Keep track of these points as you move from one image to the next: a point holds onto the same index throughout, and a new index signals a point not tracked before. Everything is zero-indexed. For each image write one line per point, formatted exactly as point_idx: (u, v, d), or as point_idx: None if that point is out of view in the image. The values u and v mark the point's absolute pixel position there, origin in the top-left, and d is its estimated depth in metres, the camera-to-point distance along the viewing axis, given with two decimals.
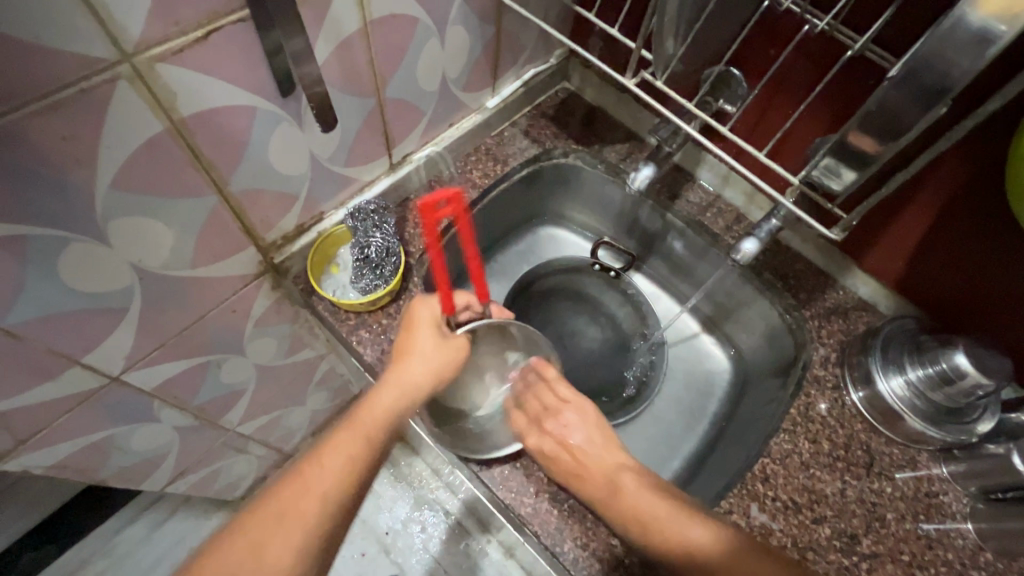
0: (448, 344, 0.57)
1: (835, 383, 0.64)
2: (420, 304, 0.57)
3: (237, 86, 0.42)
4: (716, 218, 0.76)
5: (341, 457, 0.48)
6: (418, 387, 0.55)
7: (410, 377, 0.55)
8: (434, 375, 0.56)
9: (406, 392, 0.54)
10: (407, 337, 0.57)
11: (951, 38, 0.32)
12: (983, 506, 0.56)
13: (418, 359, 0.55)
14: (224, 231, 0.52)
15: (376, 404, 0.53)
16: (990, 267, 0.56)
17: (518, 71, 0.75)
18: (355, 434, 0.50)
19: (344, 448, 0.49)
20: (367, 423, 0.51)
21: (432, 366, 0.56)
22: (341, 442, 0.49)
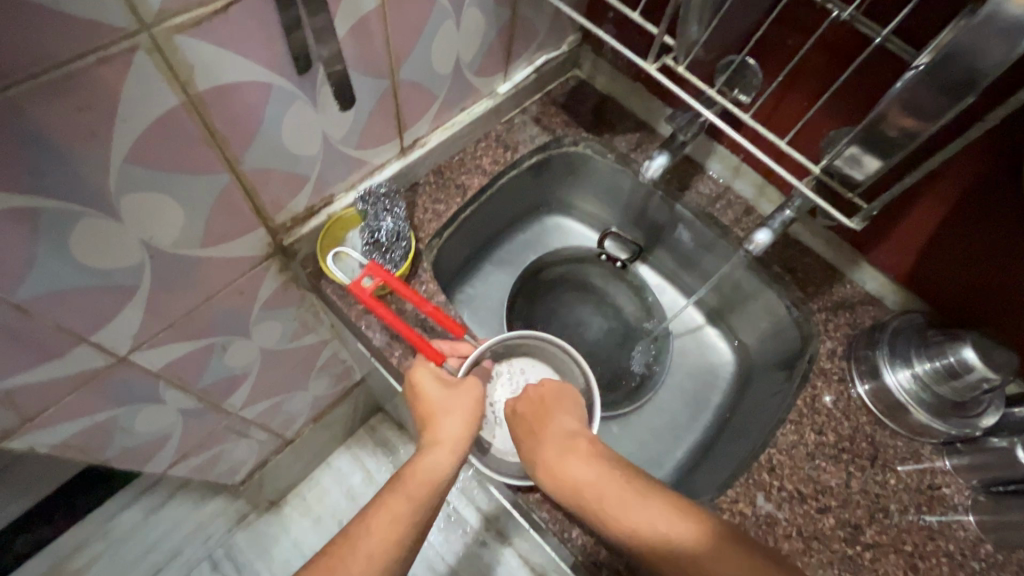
0: (462, 390, 0.57)
1: (842, 376, 0.64)
2: (418, 368, 0.58)
3: (253, 61, 0.41)
4: (726, 209, 0.75)
5: (387, 515, 0.52)
6: (454, 445, 0.55)
7: (444, 439, 0.55)
8: (465, 427, 0.56)
9: (449, 451, 0.55)
10: (420, 402, 0.57)
11: (988, 23, 0.32)
12: (984, 499, 0.57)
13: (441, 418, 0.56)
14: (236, 211, 0.52)
15: (421, 466, 0.54)
16: (1000, 263, 0.56)
17: (530, 57, 0.74)
18: (399, 496, 0.53)
19: (391, 507, 0.52)
20: (411, 483, 0.54)
21: (458, 419, 0.56)
22: (387, 499, 0.53)
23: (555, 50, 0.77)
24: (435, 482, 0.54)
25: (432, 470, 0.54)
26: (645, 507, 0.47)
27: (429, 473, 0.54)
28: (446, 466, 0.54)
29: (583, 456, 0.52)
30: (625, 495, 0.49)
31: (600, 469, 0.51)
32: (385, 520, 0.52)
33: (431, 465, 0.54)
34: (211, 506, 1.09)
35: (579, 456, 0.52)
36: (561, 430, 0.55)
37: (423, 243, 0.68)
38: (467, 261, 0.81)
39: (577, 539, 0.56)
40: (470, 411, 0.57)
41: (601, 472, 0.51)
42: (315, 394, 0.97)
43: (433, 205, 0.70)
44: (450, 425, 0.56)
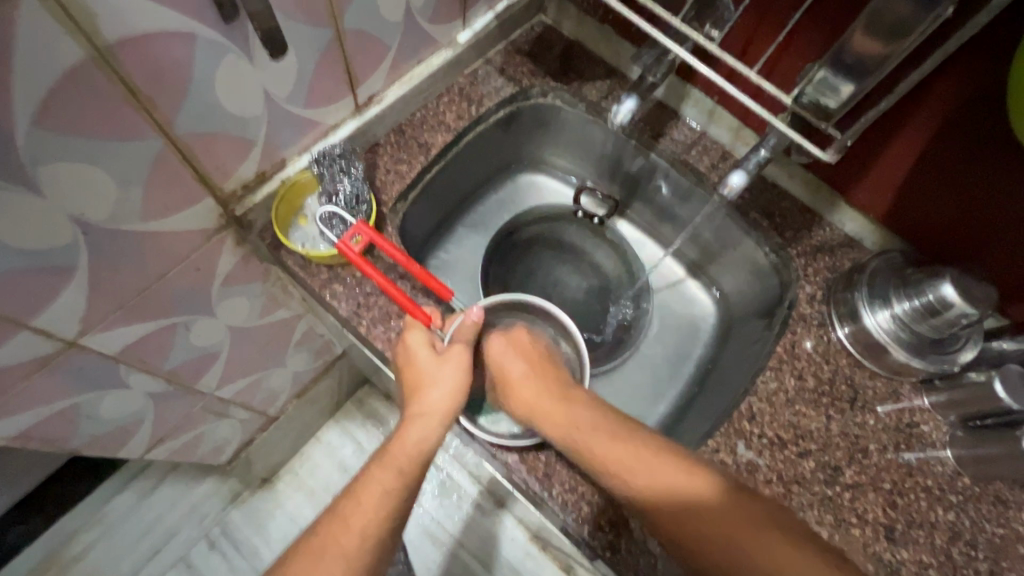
0: (450, 359, 0.55)
1: (822, 321, 0.63)
2: (409, 331, 0.56)
3: (169, 7, 0.37)
4: (703, 155, 0.73)
5: (377, 490, 0.50)
6: (440, 415, 0.54)
7: (428, 410, 0.54)
8: (449, 397, 0.55)
9: (430, 423, 0.54)
10: (408, 370, 0.56)
11: None
12: (961, 434, 0.57)
13: (430, 388, 0.54)
14: (177, 180, 0.48)
15: (406, 439, 0.53)
16: (982, 194, 0.54)
17: (490, 2, 0.70)
18: (388, 470, 0.51)
19: (381, 481, 0.50)
20: (399, 457, 0.52)
21: (446, 390, 0.55)
22: (376, 475, 0.51)
23: None
24: (421, 452, 0.53)
25: (420, 441, 0.53)
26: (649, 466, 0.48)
27: (418, 445, 0.52)
28: (434, 435, 0.54)
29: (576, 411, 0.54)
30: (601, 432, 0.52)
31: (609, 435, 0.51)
32: (377, 496, 0.49)
33: (417, 438, 0.53)
34: (203, 488, 1.09)
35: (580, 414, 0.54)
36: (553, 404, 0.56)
37: (386, 207, 0.65)
38: (439, 224, 0.78)
39: (557, 497, 0.55)
40: (461, 380, 0.55)
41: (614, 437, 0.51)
42: (295, 370, 0.95)
43: (396, 166, 0.67)
44: (441, 395, 0.54)
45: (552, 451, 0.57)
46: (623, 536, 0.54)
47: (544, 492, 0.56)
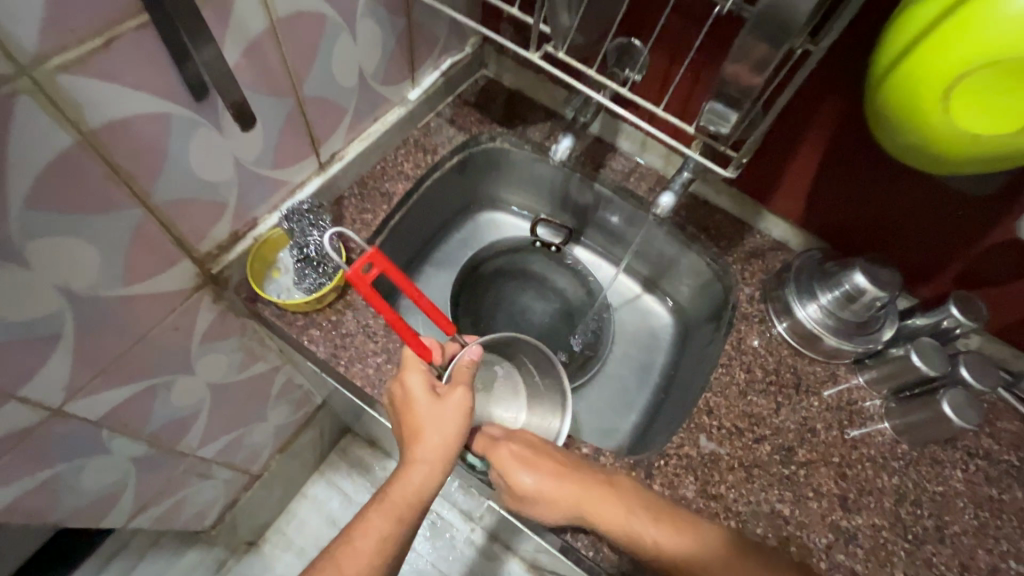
0: (454, 403, 0.55)
1: (761, 318, 0.70)
2: (411, 369, 0.56)
3: (148, 94, 0.42)
4: (640, 181, 0.81)
5: (374, 537, 0.51)
6: (441, 462, 0.54)
7: (430, 455, 0.54)
8: (451, 441, 0.54)
9: (431, 467, 0.54)
10: (408, 414, 0.55)
11: None
12: (893, 404, 0.64)
13: (432, 434, 0.54)
14: (154, 246, 0.51)
15: (405, 483, 0.53)
16: (875, 194, 0.63)
17: (435, 62, 0.77)
18: (386, 516, 0.52)
19: (377, 528, 0.52)
20: (395, 503, 0.53)
21: (448, 434, 0.54)
22: (373, 520, 0.52)
23: (458, 53, 0.80)
24: (421, 500, 0.53)
25: (418, 489, 0.53)
26: (712, 549, 0.51)
27: (417, 491, 0.53)
28: (434, 482, 0.54)
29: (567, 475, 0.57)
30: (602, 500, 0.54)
31: (666, 536, 0.52)
32: (372, 542, 0.51)
33: (416, 483, 0.53)
34: (187, 558, 1.06)
35: (619, 514, 0.53)
36: (579, 493, 0.55)
37: (355, 253, 0.69)
38: (406, 265, 0.83)
39: (539, 507, 0.59)
40: (464, 425, 0.55)
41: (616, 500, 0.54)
42: (276, 423, 0.96)
43: (361, 215, 0.72)
44: (445, 441, 0.54)
45: None
46: (604, 537, 0.57)
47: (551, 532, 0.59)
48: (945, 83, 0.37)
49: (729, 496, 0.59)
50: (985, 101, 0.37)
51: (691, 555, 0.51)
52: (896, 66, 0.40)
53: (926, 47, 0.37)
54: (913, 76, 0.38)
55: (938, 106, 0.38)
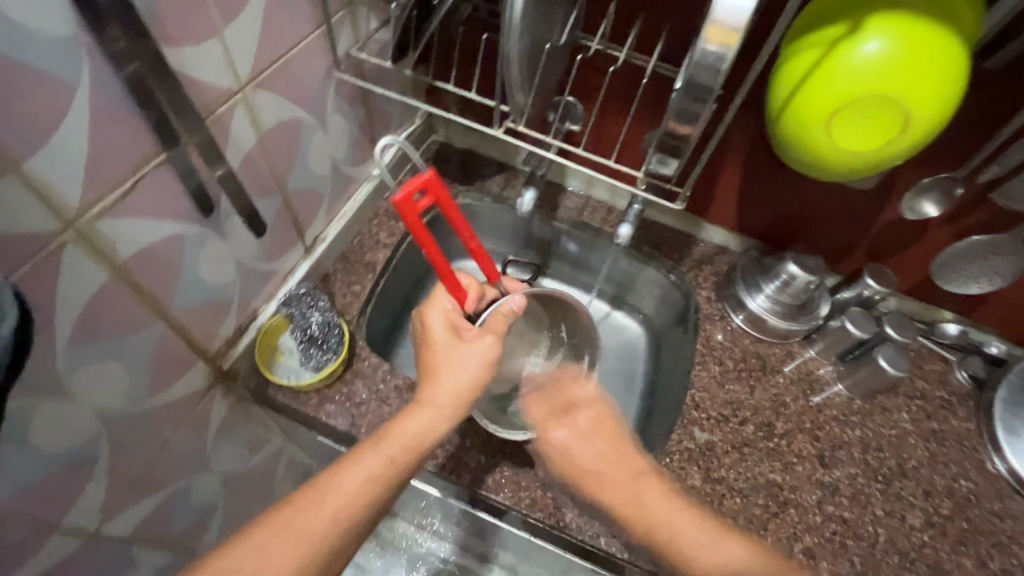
0: (477, 345, 0.56)
1: (721, 315, 0.80)
2: (431, 301, 0.60)
3: (167, 219, 0.46)
4: (593, 214, 0.90)
5: (361, 476, 0.50)
6: (449, 408, 0.54)
7: (440, 403, 0.54)
8: (462, 393, 0.55)
9: (439, 415, 0.54)
10: (427, 348, 0.57)
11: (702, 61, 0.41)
12: (842, 368, 0.75)
13: (446, 370, 0.55)
14: (173, 354, 0.54)
15: (407, 427, 0.52)
16: (789, 197, 0.75)
17: (392, 137, 0.84)
18: (376, 454, 0.51)
19: (365, 466, 0.50)
20: (392, 446, 0.52)
21: (461, 381, 0.55)
22: (365, 458, 0.51)
23: (410, 125, 0.88)
24: (417, 446, 0.52)
25: (420, 434, 0.53)
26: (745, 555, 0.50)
27: (419, 436, 0.52)
28: (437, 428, 0.54)
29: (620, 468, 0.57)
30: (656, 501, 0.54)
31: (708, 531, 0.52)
32: (359, 480, 0.50)
33: (419, 427, 0.53)
34: None
35: (661, 503, 0.54)
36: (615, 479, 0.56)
37: (353, 324, 0.73)
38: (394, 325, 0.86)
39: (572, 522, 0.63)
40: (478, 372, 0.56)
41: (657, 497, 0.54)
42: None
43: (350, 287, 0.76)
44: (460, 380, 0.55)
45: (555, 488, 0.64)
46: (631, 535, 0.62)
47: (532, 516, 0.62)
48: (826, 114, 0.48)
49: (730, 475, 0.66)
50: (857, 121, 0.47)
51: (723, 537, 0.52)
52: (785, 108, 0.51)
53: (814, 85, 0.48)
54: (802, 108, 0.49)
55: (824, 131, 0.49)
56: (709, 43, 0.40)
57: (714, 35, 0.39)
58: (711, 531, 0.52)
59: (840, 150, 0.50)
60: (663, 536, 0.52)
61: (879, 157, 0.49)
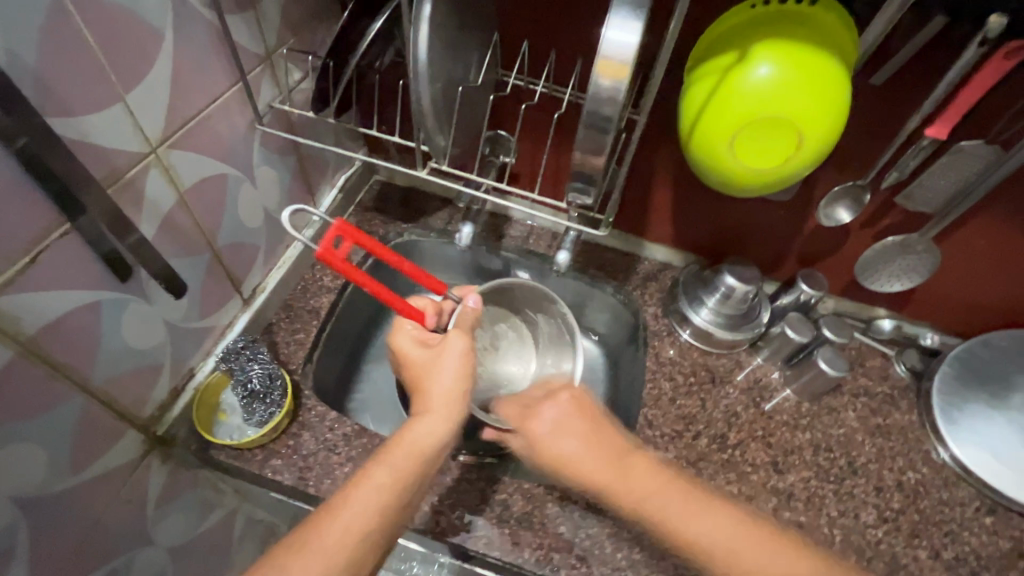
0: (450, 346, 0.57)
1: (669, 330, 0.82)
2: (397, 331, 0.60)
3: (78, 289, 0.45)
4: (538, 241, 0.91)
5: (371, 489, 0.48)
6: (445, 412, 0.54)
7: (433, 405, 0.54)
8: (452, 391, 0.55)
9: (440, 417, 0.54)
10: (408, 367, 0.59)
11: (598, 97, 0.42)
12: (788, 372, 0.77)
13: (425, 378, 0.56)
14: (98, 426, 0.52)
15: (407, 436, 0.52)
16: (720, 211, 0.78)
17: (330, 181, 0.85)
18: (387, 467, 0.49)
19: (377, 477, 0.49)
20: (400, 455, 0.50)
21: (451, 380, 0.56)
22: (371, 472, 0.49)
23: (349, 168, 0.88)
24: (422, 452, 0.51)
25: (421, 444, 0.52)
26: (735, 534, 0.48)
27: (419, 444, 0.51)
28: (438, 436, 0.53)
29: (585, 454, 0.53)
30: (645, 482, 0.51)
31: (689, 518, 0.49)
32: (373, 494, 0.48)
33: (417, 436, 0.52)
34: None
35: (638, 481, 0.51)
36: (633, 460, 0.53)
37: (298, 373, 0.72)
38: (347, 368, 0.85)
39: (530, 558, 0.61)
40: (457, 380, 0.56)
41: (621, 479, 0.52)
42: None
43: (294, 336, 0.75)
44: (442, 384, 0.55)
45: (513, 523, 0.63)
46: (594, 565, 0.61)
47: (490, 555, 0.61)
48: (728, 135, 0.50)
49: None
50: (753, 142, 0.50)
51: (699, 520, 0.49)
52: (690, 132, 0.53)
53: (713, 110, 0.50)
54: (706, 131, 0.51)
55: (728, 151, 0.51)
56: (602, 78, 0.42)
57: (606, 70, 0.41)
58: (687, 512, 0.49)
59: (745, 168, 0.52)
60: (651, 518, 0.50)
61: (784, 172, 0.52)
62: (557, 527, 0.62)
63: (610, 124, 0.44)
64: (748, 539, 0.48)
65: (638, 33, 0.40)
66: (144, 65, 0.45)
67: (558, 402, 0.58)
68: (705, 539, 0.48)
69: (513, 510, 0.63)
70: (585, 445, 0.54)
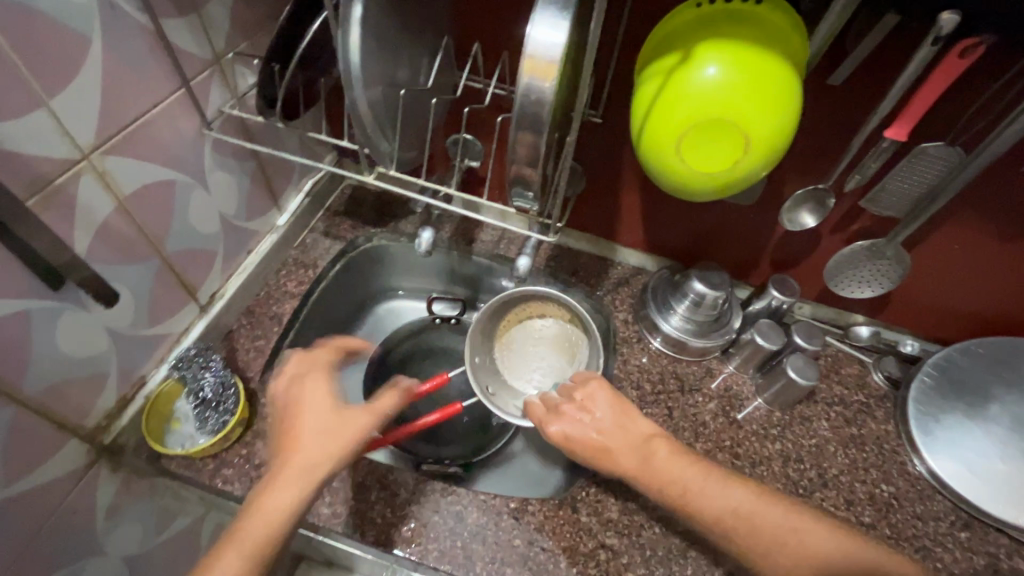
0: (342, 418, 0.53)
1: (639, 337, 0.80)
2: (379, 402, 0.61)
3: (1, 298, 0.44)
4: (509, 246, 0.89)
5: (230, 554, 0.45)
6: (309, 474, 0.49)
7: (296, 469, 0.49)
8: (324, 452, 0.50)
9: (304, 479, 0.49)
10: (296, 419, 0.53)
11: (526, 100, 0.41)
12: (760, 380, 0.74)
13: (308, 438, 0.51)
14: (33, 437, 0.51)
15: (272, 494, 0.48)
16: (689, 215, 0.76)
17: (296, 186, 0.84)
18: (244, 537, 0.46)
19: (239, 538, 0.46)
20: (260, 517, 0.47)
21: (321, 446, 0.51)
22: (243, 529, 0.46)
23: (317, 172, 0.87)
24: (284, 514, 0.47)
25: (284, 506, 0.48)
26: (757, 508, 0.51)
27: (285, 506, 0.48)
28: (295, 500, 0.48)
29: (634, 432, 0.58)
30: (678, 464, 0.55)
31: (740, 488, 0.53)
32: (236, 554, 0.45)
33: (285, 493, 0.48)
34: None
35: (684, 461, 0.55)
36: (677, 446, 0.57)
37: (256, 381, 0.71)
38: None
39: (482, 572, 0.59)
40: (336, 447, 0.51)
41: (650, 458, 0.55)
42: None
43: (254, 342, 0.74)
44: (316, 456, 0.50)
45: (466, 536, 0.61)
46: None
47: (441, 568, 0.59)
48: (674, 138, 0.48)
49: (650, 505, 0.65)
50: (700, 146, 0.48)
51: (725, 492, 0.52)
52: (639, 134, 0.51)
53: (658, 112, 0.48)
54: (652, 134, 0.49)
55: (675, 154, 0.50)
56: (529, 78, 0.40)
57: (529, 68, 0.39)
58: (722, 484, 0.53)
59: (694, 172, 0.50)
60: (680, 492, 0.53)
61: (733, 177, 0.50)
62: (511, 540, 0.61)
63: (541, 128, 0.42)
64: (793, 520, 0.50)
65: (565, 33, 0.39)
66: (69, 71, 0.44)
67: (579, 402, 0.61)
68: (743, 507, 0.51)
69: (467, 523, 0.62)
70: (613, 424, 0.59)
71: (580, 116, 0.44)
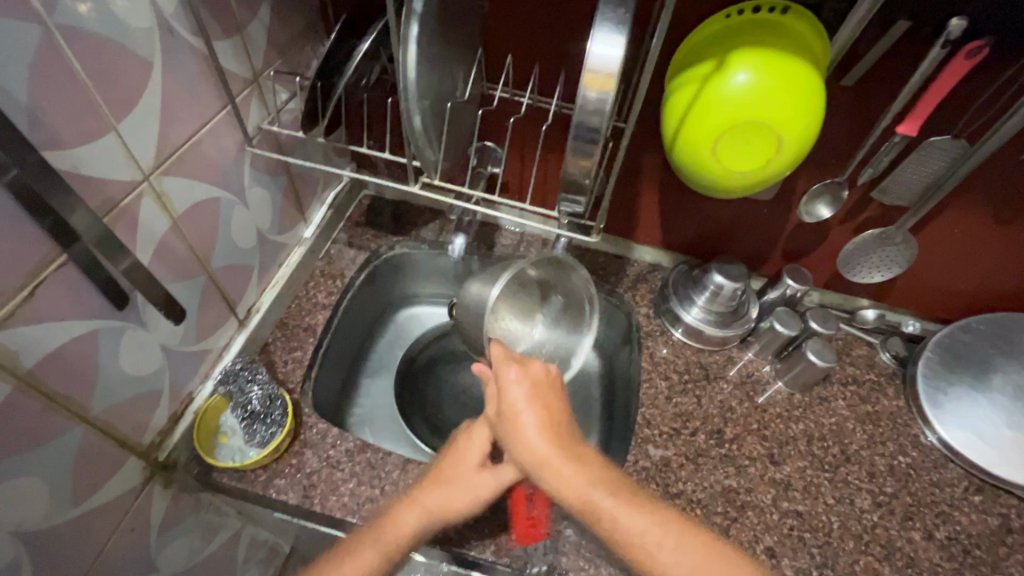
0: (477, 476, 0.56)
1: (661, 330, 0.83)
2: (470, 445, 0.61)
3: (73, 319, 0.45)
4: (529, 248, 0.91)
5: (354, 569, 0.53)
6: (437, 514, 0.55)
7: (431, 507, 0.55)
8: (453, 505, 0.55)
9: (427, 514, 0.55)
10: (454, 458, 0.58)
11: (585, 109, 0.44)
12: (779, 365, 0.78)
13: (447, 485, 0.56)
14: (98, 456, 0.51)
15: (399, 524, 0.54)
16: (704, 211, 0.79)
17: (320, 198, 0.85)
18: (376, 551, 0.53)
19: (364, 557, 0.53)
20: (390, 542, 0.53)
21: (456, 500, 0.55)
22: (365, 549, 0.54)
23: (337, 184, 0.88)
24: (406, 540, 0.54)
25: (411, 538, 0.54)
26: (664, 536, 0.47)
27: (410, 535, 0.54)
28: (419, 531, 0.55)
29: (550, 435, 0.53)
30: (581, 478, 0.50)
31: (618, 505, 0.49)
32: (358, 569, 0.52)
33: (409, 525, 0.54)
34: None
35: (573, 480, 0.50)
36: (571, 465, 0.51)
37: (297, 392, 0.72)
38: (344, 383, 0.84)
39: (538, 562, 0.61)
40: (474, 500, 0.56)
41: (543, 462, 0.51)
42: None
43: (291, 354, 0.75)
44: (446, 505, 0.55)
45: None
46: (600, 565, 0.61)
47: (499, 562, 0.61)
48: (711, 139, 0.52)
49: (688, 488, 0.68)
50: (735, 145, 0.52)
51: (630, 515, 0.48)
52: (675, 137, 0.54)
53: (696, 116, 0.52)
54: (690, 137, 0.53)
55: (711, 155, 0.53)
56: (589, 90, 0.43)
57: (592, 82, 0.43)
58: (623, 502, 0.49)
59: (728, 170, 0.54)
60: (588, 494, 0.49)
61: (765, 174, 0.54)
62: (563, 530, 0.63)
63: (596, 134, 0.45)
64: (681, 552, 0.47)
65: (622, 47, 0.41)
66: (134, 96, 0.46)
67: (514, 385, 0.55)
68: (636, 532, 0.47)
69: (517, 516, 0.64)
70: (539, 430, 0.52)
71: (632, 123, 0.47)
